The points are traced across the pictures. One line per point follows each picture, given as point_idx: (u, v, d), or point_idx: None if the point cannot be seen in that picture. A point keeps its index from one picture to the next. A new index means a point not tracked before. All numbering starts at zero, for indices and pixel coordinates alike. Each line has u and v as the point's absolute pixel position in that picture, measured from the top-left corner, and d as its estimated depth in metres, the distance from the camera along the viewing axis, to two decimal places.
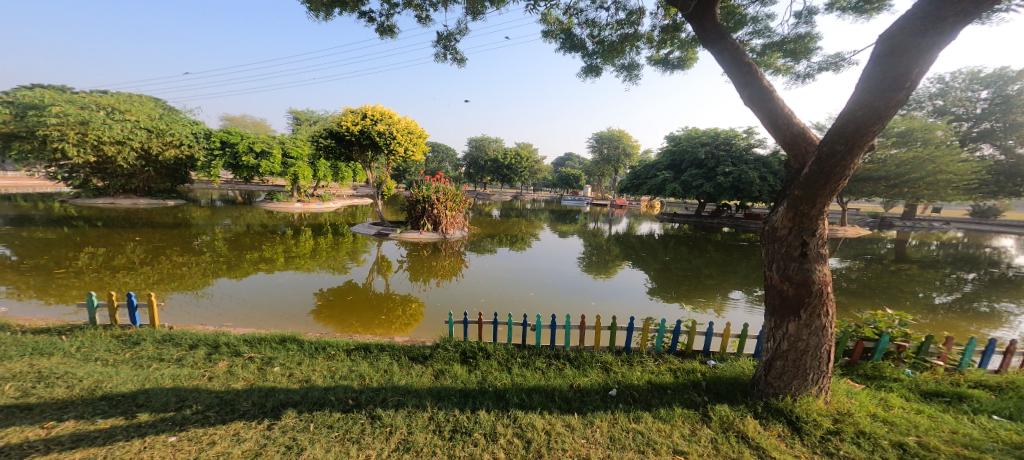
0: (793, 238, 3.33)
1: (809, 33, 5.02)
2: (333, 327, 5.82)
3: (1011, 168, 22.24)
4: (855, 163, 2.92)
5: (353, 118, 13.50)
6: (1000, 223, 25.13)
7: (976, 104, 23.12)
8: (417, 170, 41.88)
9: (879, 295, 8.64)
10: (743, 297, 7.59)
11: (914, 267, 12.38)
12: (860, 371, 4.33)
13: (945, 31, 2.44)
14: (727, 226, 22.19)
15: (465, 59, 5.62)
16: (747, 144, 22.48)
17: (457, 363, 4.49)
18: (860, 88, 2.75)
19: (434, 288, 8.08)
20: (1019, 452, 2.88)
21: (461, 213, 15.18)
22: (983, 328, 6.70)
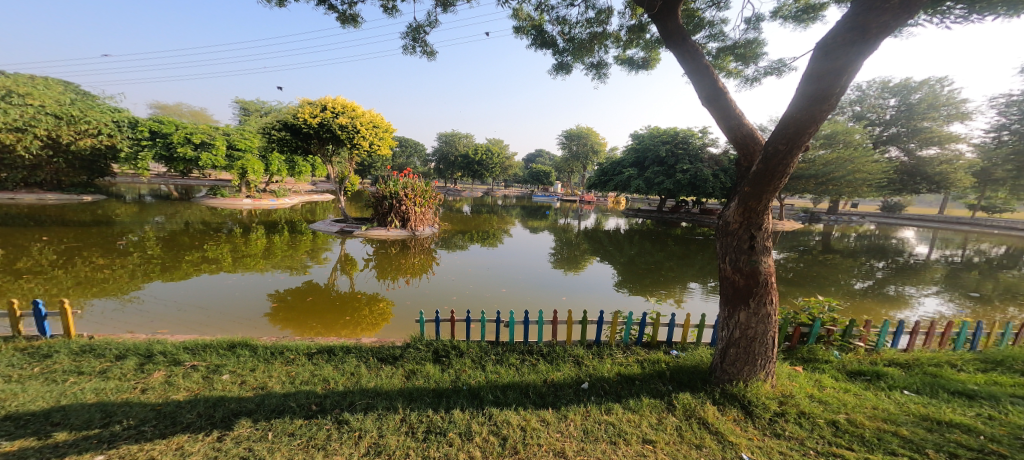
0: (743, 231, 3.55)
1: (757, 39, 5.38)
2: (292, 330, 5.52)
3: (913, 168, 25.21)
4: (795, 162, 3.16)
5: (311, 109, 12.79)
6: (905, 217, 28.40)
7: (885, 111, 26.01)
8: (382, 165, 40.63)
9: (810, 283, 9.51)
10: (699, 287, 8.07)
11: (838, 257, 13.77)
12: (799, 355, 4.73)
13: (870, 41, 2.69)
14: (686, 221, 23.42)
15: (434, 52, 5.48)
16: (702, 143, 23.75)
17: (429, 363, 4.41)
18: (800, 92, 2.97)
19: (402, 286, 7.87)
20: (927, 423, 3.28)
21: (430, 209, 14.92)
22: (890, 310, 7.55)
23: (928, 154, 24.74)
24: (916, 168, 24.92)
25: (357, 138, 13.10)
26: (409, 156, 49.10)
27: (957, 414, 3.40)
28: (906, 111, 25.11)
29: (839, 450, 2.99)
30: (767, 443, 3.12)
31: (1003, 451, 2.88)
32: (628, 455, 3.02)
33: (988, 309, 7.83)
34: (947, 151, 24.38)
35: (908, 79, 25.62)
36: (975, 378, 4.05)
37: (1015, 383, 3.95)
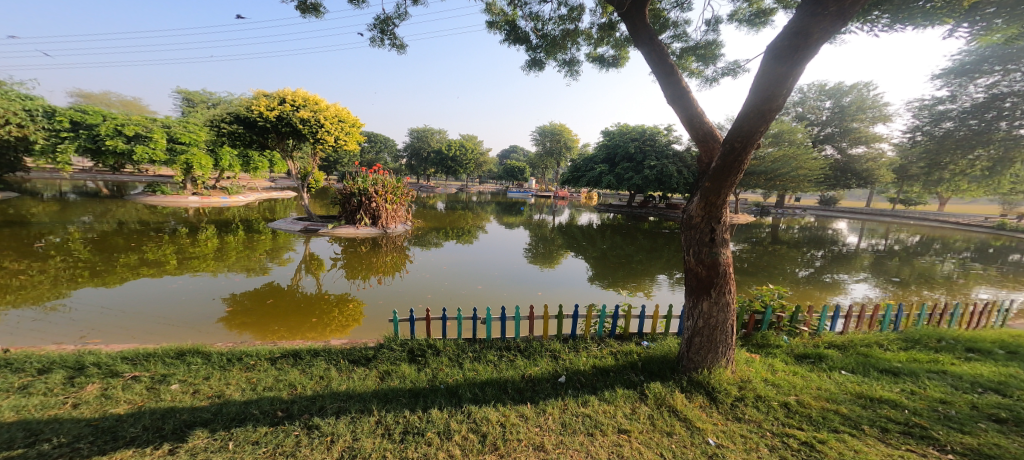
0: (705, 225, 3.73)
1: (716, 41, 5.63)
2: (251, 334, 5.23)
3: (845, 165, 27.49)
4: (749, 159, 3.36)
5: (268, 102, 12.07)
6: (839, 209, 30.97)
7: (822, 112, 28.17)
8: (348, 161, 39.16)
9: (760, 272, 10.16)
10: (667, 279, 8.41)
11: (784, 247, 14.81)
12: (754, 341, 5.03)
13: (812, 46, 2.91)
14: (653, 216, 24.26)
15: (403, 46, 5.32)
16: (668, 141, 24.57)
17: (404, 363, 4.32)
18: (753, 91, 3.14)
19: (373, 285, 7.63)
20: (862, 400, 3.62)
21: (402, 206, 14.60)
22: (827, 295, 8.22)
23: (857, 152, 27.09)
24: (848, 165, 27.21)
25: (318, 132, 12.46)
26: (378, 151, 47.54)
27: (886, 391, 3.77)
28: (839, 112, 27.35)
29: (791, 430, 3.21)
30: (730, 427, 3.30)
31: (924, 423, 3.23)
32: (604, 445, 3.11)
33: (906, 292, 8.72)
34: (872, 150, 26.83)
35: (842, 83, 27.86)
36: (900, 357, 4.50)
37: (930, 360, 4.43)
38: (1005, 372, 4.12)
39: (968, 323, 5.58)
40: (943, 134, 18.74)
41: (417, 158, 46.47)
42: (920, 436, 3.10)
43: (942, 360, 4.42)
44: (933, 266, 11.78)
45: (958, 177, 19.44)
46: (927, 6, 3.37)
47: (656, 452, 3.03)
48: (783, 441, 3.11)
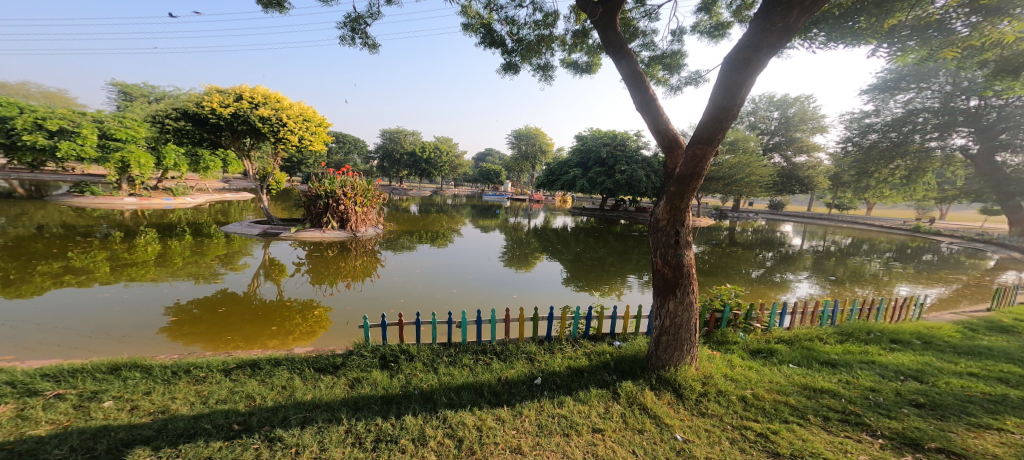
0: (670, 228, 3.87)
1: (681, 51, 5.90)
2: (200, 345, 4.89)
3: (790, 173, 29.50)
4: (708, 165, 3.54)
5: (222, 98, 11.41)
6: (786, 214, 33.22)
7: (771, 122, 30.20)
8: (313, 162, 37.71)
9: (719, 273, 10.70)
10: (637, 280, 8.66)
11: (739, 249, 15.70)
12: (715, 338, 5.27)
13: (762, 59, 3.11)
14: (623, 219, 24.98)
15: (375, 45, 5.19)
16: (637, 146, 25.43)
17: (375, 369, 4.19)
18: (712, 100, 3.31)
19: (341, 291, 7.35)
20: (808, 391, 3.88)
21: (372, 209, 14.22)
22: (776, 294, 8.78)
23: (800, 160, 29.20)
24: (792, 172, 29.28)
25: (279, 131, 11.90)
26: (348, 151, 45.95)
27: (828, 381, 4.07)
28: (785, 123, 29.49)
29: (749, 423, 3.39)
30: (695, 422, 3.43)
31: (860, 411, 3.51)
32: (580, 445, 3.14)
33: (841, 289, 9.48)
34: (812, 159, 29.08)
35: (788, 95, 30.05)
36: (836, 349, 4.88)
37: (861, 351, 4.83)
38: (924, 360, 4.57)
39: (892, 317, 6.11)
40: (867, 145, 21.06)
41: (389, 159, 45.32)
42: (858, 423, 3.36)
43: (872, 351, 4.83)
44: (863, 265, 12.91)
45: (883, 184, 21.47)
46: (857, 25, 3.78)
47: (629, 449, 3.10)
48: (741, 433, 3.28)
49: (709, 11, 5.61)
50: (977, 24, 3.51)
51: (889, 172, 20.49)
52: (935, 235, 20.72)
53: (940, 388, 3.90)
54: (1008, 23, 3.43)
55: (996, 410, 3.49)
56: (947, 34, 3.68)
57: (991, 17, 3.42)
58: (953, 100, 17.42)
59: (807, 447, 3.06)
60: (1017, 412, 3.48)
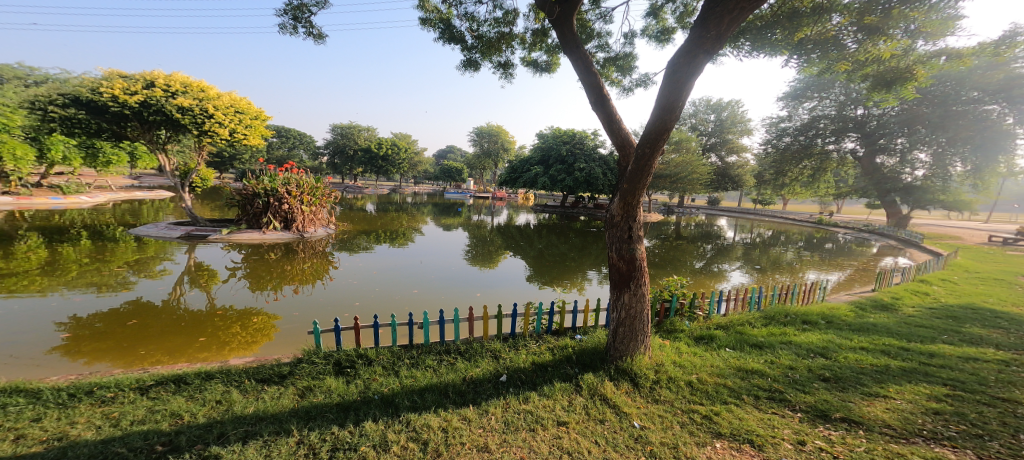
0: (624, 223, 4.03)
1: (633, 53, 6.15)
2: (108, 363, 4.35)
3: (724, 172, 31.97)
4: (655, 163, 3.72)
5: (128, 84, 10.10)
6: (721, 209, 36.04)
7: (709, 124, 32.51)
8: (249, 157, 34.96)
9: (668, 265, 11.37)
10: (596, 275, 8.95)
11: (684, 242, 16.81)
12: (665, 327, 5.59)
13: (700, 63, 3.32)
14: (583, 215, 25.69)
15: (324, 36, 4.88)
16: (594, 145, 26.19)
17: (329, 376, 3.98)
18: (658, 101, 3.48)
19: (285, 296, 6.88)
20: (743, 372, 4.23)
21: (322, 208, 13.47)
22: (715, 283, 9.47)
23: (731, 160, 31.69)
24: (726, 171, 31.75)
25: (204, 123, 10.87)
26: (292, 147, 43.12)
27: (757, 362, 4.46)
28: (721, 125, 31.88)
29: (695, 406, 3.62)
30: (651, 409, 3.60)
31: (783, 388, 3.88)
32: (546, 439, 3.19)
33: (764, 276, 10.44)
34: (741, 159, 31.74)
35: (722, 100, 32.52)
36: (762, 332, 5.35)
37: (781, 332, 5.35)
38: (828, 338, 5.15)
39: (803, 299, 6.79)
40: (782, 147, 23.04)
41: (341, 156, 43.08)
42: (782, 399, 3.72)
43: (790, 332, 5.36)
44: (781, 254, 14.33)
45: (795, 182, 23.97)
46: (775, 38, 4.29)
47: (592, 440, 3.19)
48: (690, 416, 3.49)
49: (656, 16, 5.89)
50: (861, 40, 3.92)
51: (799, 172, 22.98)
52: (836, 225, 23.53)
53: (842, 363, 4.41)
54: (885, 42, 3.84)
55: (883, 380, 4.01)
56: (841, 49, 4.09)
57: (871, 36, 3.81)
58: (846, 108, 20.29)
59: (744, 425, 3.32)
60: (898, 379, 4.02)
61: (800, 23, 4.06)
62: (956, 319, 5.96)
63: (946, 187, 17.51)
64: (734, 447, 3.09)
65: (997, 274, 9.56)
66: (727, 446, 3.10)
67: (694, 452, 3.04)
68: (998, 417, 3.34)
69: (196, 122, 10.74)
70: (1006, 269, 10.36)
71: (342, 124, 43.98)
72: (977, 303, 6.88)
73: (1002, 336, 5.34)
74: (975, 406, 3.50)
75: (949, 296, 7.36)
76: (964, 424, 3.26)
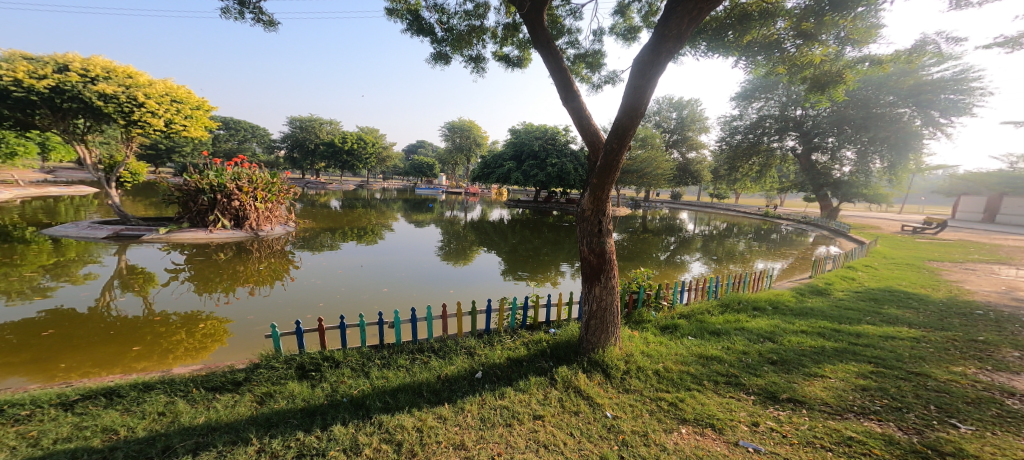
0: (594, 218, 4.08)
1: (602, 51, 6.22)
2: (23, 378, 3.91)
3: (684, 167, 33.35)
4: (622, 160, 3.79)
5: (34, 67, 9.08)
6: (683, 202, 37.57)
7: (672, 122, 33.75)
8: (191, 149, 32.39)
9: (635, 257, 11.71)
10: (569, 268, 9.08)
11: (650, 234, 17.42)
12: (634, 318, 5.74)
13: (663, 61, 3.40)
14: (556, 210, 25.95)
15: (277, 23, 4.58)
16: (566, 140, 26.43)
17: (293, 381, 3.79)
18: (624, 98, 3.55)
19: (238, 299, 6.49)
20: (705, 359, 4.41)
21: (279, 205, 12.84)
22: (678, 274, 9.85)
23: (692, 156, 33.07)
24: (686, 166, 33.08)
25: (133, 112, 10.07)
26: (244, 139, 40.53)
27: (716, 349, 4.67)
28: (682, 123, 33.16)
29: (662, 394, 3.75)
30: (622, 399, 3.69)
31: (738, 372, 4.10)
32: (523, 433, 3.20)
33: (721, 266, 10.99)
34: (700, 155, 33.20)
35: (683, 98, 33.86)
36: (719, 319, 5.62)
37: (736, 319, 5.63)
38: (774, 323, 5.48)
39: (753, 287, 7.19)
40: (733, 144, 24.11)
41: (301, 150, 41.13)
42: (739, 383, 3.92)
43: (743, 318, 5.66)
44: (734, 245, 15.13)
45: (745, 178, 25.29)
46: (729, 39, 4.47)
47: (568, 432, 3.23)
48: (657, 404, 3.61)
49: (623, 14, 5.98)
50: (799, 45, 4.22)
51: (748, 168, 24.27)
52: (781, 217, 25.10)
53: (787, 346, 4.71)
54: (817, 47, 4.15)
55: (820, 360, 4.32)
56: (782, 52, 4.37)
57: (807, 41, 4.09)
58: (787, 109, 21.51)
59: (706, 410, 3.47)
60: (831, 359, 4.35)
61: (750, 26, 4.26)
62: (875, 301, 6.57)
63: (868, 182, 19.48)
64: (698, 432, 3.22)
65: (909, 259, 10.61)
66: (692, 431, 3.23)
67: (663, 439, 3.14)
68: (913, 390, 3.68)
69: (123, 111, 9.91)
70: (917, 255, 11.52)
71: (302, 118, 42.02)
72: (893, 286, 7.58)
73: (913, 314, 5.90)
74: (894, 381, 3.85)
75: (871, 280, 8.04)
76: (886, 398, 3.57)
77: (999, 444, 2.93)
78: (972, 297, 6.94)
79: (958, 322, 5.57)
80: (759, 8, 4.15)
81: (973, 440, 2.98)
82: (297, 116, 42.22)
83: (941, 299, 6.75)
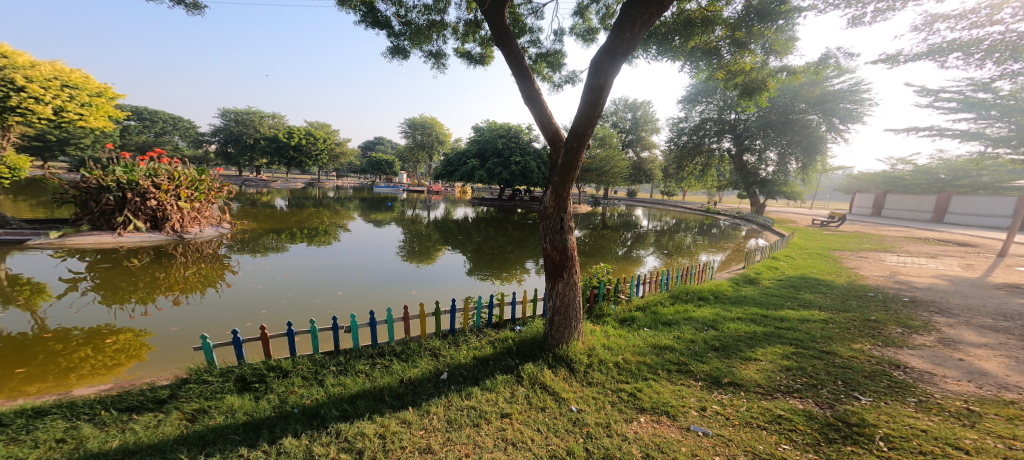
0: (556, 215, 4.13)
1: (562, 51, 6.31)
2: None
3: (639, 167, 34.78)
4: (582, 159, 3.85)
5: None
6: (638, 200, 39.20)
7: (627, 122, 35.05)
8: (93, 141, 28.22)
9: (595, 253, 12.08)
10: (534, 266, 9.18)
11: (608, 230, 18.00)
12: (595, 312, 5.90)
13: (618, 63, 3.50)
14: (520, 208, 26.07)
15: (208, 7, 4.19)
16: (529, 139, 26.60)
17: (232, 395, 3.52)
18: (583, 97, 3.61)
19: (160, 309, 5.91)
20: (660, 349, 4.62)
21: (209, 206, 11.88)
22: (635, 268, 10.26)
23: (645, 156, 34.54)
24: (640, 165, 34.53)
25: (10, 97, 8.86)
26: (163, 132, 35.81)
27: (668, 338, 4.90)
28: (637, 123, 34.51)
29: (622, 385, 3.88)
30: (585, 392, 3.78)
31: (687, 360, 4.33)
32: (490, 433, 3.18)
33: (671, 260, 11.60)
34: (653, 155, 34.75)
35: (637, 100, 35.24)
36: (670, 310, 5.92)
37: (684, 309, 5.95)
38: (716, 311, 5.85)
39: (699, 278, 7.63)
40: (680, 145, 25.39)
41: (237, 144, 38.93)
42: (688, 370, 4.13)
43: (691, 308, 6.00)
44: (681, 239, 16.01)
45: (690, 176, 26.79)
46: (675, 43, 4.68)
47: (535, 428, 3.25)
48: (618, 395, 3.73)
49: (582, 15, 6.09)
50: (733, 52, 4.53)
51: (694, 167, 25.73)
52: (721, 212, 26.91)
53: (726, 332, 5.05)
54: (747, 56, 4.49)
55: (753, 344, 4.67)
56: (719, 59, 4.67)
57: (740, 49, 4.41)
58: (725, 113, 22.94)
59: (661, 398, 3.64)
60: (762, 343, 4.72)
61: (693, 32, 4.52)
62: (795, 287, 7.25)
63: (787, 181, 21.33)
64: (654, 420, 3.36)
65: (818, 249, 11.81)
66: (649, 419, 3.37)
67: (623, 428, 3.25)
68: (825, 368, 4.07)
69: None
70: (826, 245, 12.84)
71: (238, 110, 39.55)
72: (807, 273, 8.41)
73: (823, 298, 6.58)
74: (813, 360, 4.25)
75: (790, 269, 8.82)
76: (805, 376, 3.93)
77: (893, 412, 3.32)
78: (867, 282, 7.81)
79: (856, 304, 6.26)
80: (701, 16, 4.42)
81: (872, 410, 3.34)
82: (231, 109, 39.64)
83: (844, 284, 7.56)
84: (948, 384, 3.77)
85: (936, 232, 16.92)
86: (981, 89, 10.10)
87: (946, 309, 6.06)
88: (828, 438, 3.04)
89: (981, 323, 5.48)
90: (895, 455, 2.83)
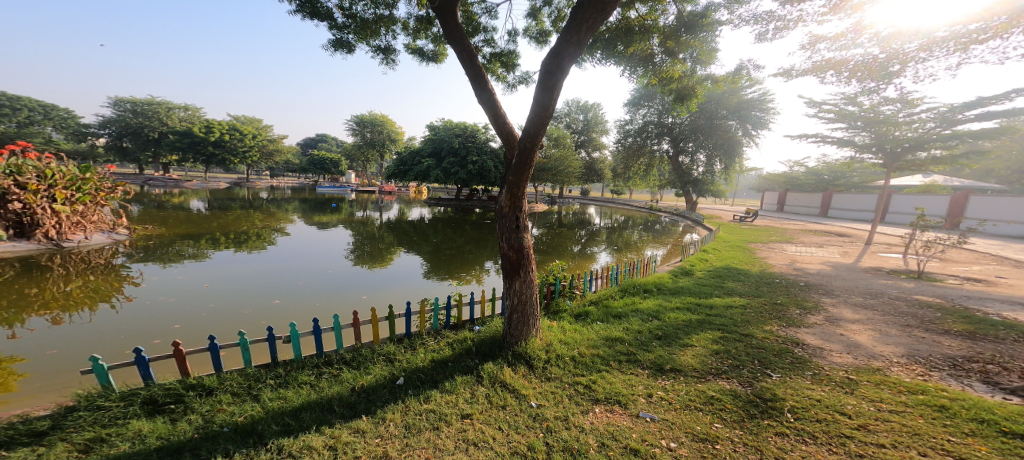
0: (512, 214, 4.16)
1: (516, 51, 6.36)
2: None
3: (591, 166, 36.03)
4: (536, 158, 3.92)
5: None
6: (590, 198, 40.64)
7: (580, 123, 36.15)
8: None
9: (552, 251, 12.34)
10: (494, 265, 9.20)
11: (563, 228, 18.48)
12: (552, 308, 6.04)
13: (567, 65, 3.60)
14: (478, 208, 25.98)
15: None
16: (486, 138, 26.51)
17: (141, 420, 3.16)
18: (536, 97, 3.68)
19: (36, 331, 5.12)
20: (613, 341, 4.83)
21: (97, 210, 10.48)
22: (590, 264, 10.63)
23: (596, 156, 35.84)
24: (592, 165, 35.75)
25: None
26: (30, 122, 29.10)
27: (619, 331, 5.14)
28: (589, 125, 35.68)
29: (579, 378, 4.01)
30: (545, 388, 3.86)
31: (636, 350, 4.57)
32: (450, 435, 3.15)
33: (622, 255, 12.17)
34: (603, 155, 36.13)
35: (589, 102, 36.45)
36: (619, 303, 6.21)
37: (632, 301, 6.28)
38: (658, 301, 6.24)
39: (644, 272, 8.05)
40: (626, 146, 26.58)
41: (142, 140, 34.43)
42: (636, 359, 4.37)
43: (638, 300, 6.36)
44: (629, 235, 16.82)
45: (635, 176, 28.17)
46: (618, 49, 4.89)
47: (496, 427, 3.27)
48: (575, 388, 3.85)
49: (535, 17, 6.18)
50: (665, 59, 4.85)
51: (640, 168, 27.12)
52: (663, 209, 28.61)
53: (667, 322, 5.39)
54: (677, 63, 4.82)
55: (689, 332, 5.04)
56: (654, 65, 4.97)
57: (671, 57, 4.74)
58: (664, 117, 24.30)
59: (614, 388, 3.81)
60: (695, 330, 5.09)
61: (632, 39, 4.75)
62: (720, 277, 7.91)
63: (712, 181, 23.19)
64: (609, 409, 3.52)
65: (738, 241, 12.98)
66: (604, 409, 3.52)
67: (581, 420, 3.36)
68: (745, 350, 4.49)
69: None
70: (745, 237, 14.16)
71: (140, 102, 35.35)
72: (730, 264, 9.22)
73: (742, 285, 7.25)
74: (734, 344, 4.65)
75: (717, 260, 9.61)
76: (730, 358, 4.30)
77: (795, 385, 3.74)
78: (773, 269, 8.72)
79: (766, 289, 6.97)
80: (640, 24, 4.66)
81: (780, 385, 3.74)
82: (126, 98, 35.17)
83: (756, 272, 8.39)
84: (833, 357, 4.31)
85: (834, 225, 19.30)
86: (848, 103, 11.55)
87: (831, 291, 6.95)
88: (750, 414, 3.35)
89: (855, 301, 6.35)
90: (799, 423, 3.18)
